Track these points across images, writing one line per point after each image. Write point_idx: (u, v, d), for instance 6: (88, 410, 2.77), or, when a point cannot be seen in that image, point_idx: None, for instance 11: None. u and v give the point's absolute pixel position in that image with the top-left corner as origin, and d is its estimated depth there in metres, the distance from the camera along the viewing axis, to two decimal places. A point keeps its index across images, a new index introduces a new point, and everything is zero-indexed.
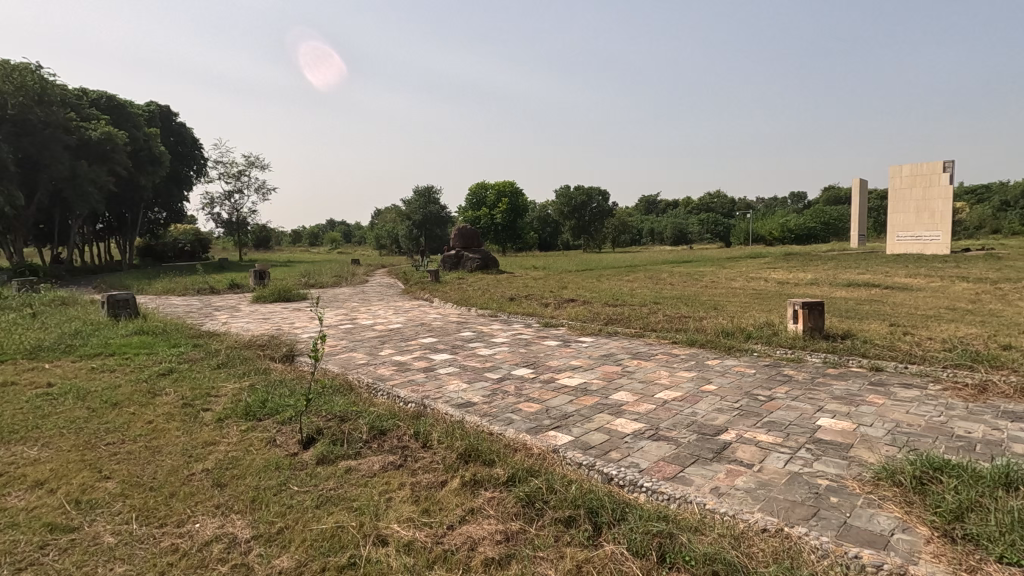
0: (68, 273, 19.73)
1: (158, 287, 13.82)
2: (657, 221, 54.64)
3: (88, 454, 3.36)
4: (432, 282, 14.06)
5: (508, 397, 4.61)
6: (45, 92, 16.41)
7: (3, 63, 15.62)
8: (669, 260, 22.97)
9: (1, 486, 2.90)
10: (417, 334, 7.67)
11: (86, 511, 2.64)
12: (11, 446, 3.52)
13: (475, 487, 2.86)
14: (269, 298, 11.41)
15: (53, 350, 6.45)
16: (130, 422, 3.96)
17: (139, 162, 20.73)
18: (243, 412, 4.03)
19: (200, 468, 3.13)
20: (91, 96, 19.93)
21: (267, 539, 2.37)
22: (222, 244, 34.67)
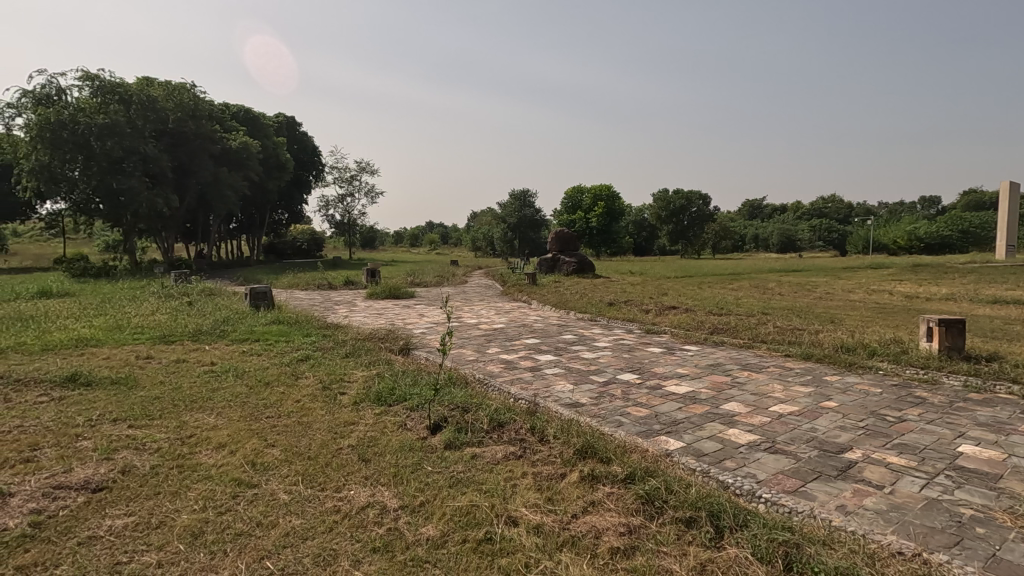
0: (209, 266, 22.25)
1: (285, 282, 15.30)
2: (762, 227, 51.61)
3: (254, 424, 3.91)
4: (530, 285, 14.36)
5: (616, 400, 4.70)
6: (197, 107, 18.78)
7: (167, 84, 18.13)
8: (775, 268, 21.64)
9: (193, 445, 3.46)
10: (521, 334, 7.94)
11: (260, 472, 3.09)
12: (194, 413, 4.17)
13: (593, 481, 3.00)
14: (381, 295, 12.27)
15: (211, 333, 7.45)
16: (282, 400, 4.53)
17: (268, 168, 22.96)
18: (375, 397, 4.46)
19: (346, 444, 3.53)
20: (232, 110, 22.47)
21: (412, 510, 2.67)
22: (334, 244, 37.50)
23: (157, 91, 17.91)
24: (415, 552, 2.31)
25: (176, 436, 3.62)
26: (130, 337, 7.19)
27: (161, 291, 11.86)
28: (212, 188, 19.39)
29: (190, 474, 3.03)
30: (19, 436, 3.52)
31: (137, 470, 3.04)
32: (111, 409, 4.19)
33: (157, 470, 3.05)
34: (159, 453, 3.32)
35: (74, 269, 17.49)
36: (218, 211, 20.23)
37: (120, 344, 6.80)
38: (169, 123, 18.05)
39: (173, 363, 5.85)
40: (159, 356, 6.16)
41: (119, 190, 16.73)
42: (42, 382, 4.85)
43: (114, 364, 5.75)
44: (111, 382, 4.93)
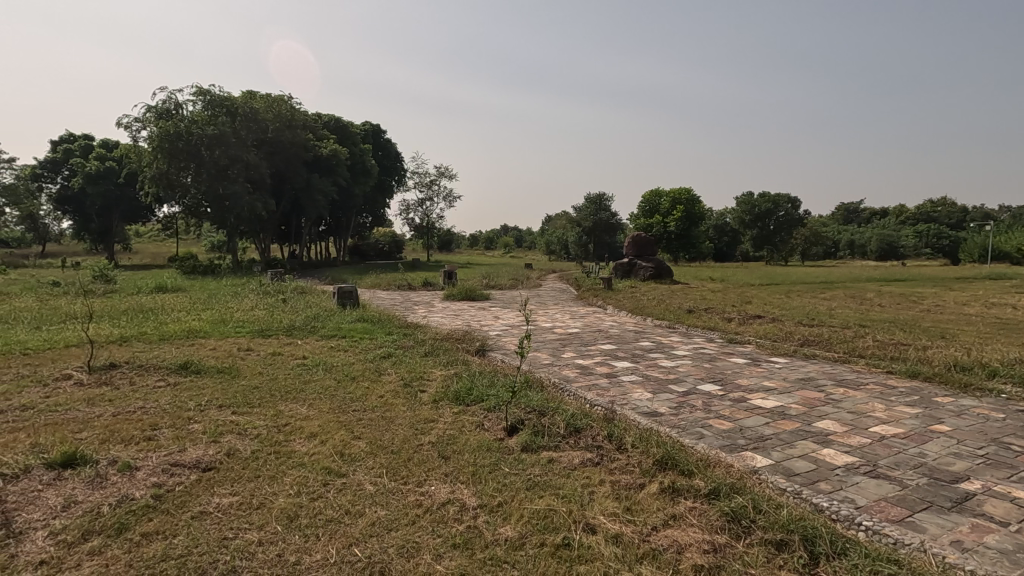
0: (300, 266, 23.69)
1: (368, 282, 16.04)
2: (859, 233, 47.87)
3: (341, 417, 4.12)
4: (605, 289, 14.16)
5: (697, 411, 4.53)
6: (293, 117, 20.11)
7: (268, 97, 19.56)
8: (873, 277, 19.95)
9: (288, 433, 3.70)
10: (596, 340, 7.84)
11: (348, 462, 3.25)
12: (288, 403, 4.46)
13: (674, 494, 2.91)
14: (457, 297, 12.55)
15: (303, 329, 7.95)
16: (366, 394, 4.75)
17: (355, 174, 24.14)
18: (454, 396, 4.57)
19: (427, 440, 3.64)
20: (324, 119, 23.87)
21: (490, 509, 2.71)
22: (414, 246, 38.86)
23: (259, 103, 19.37)
24: (494, 552, 2.34)
25: (273, 424, 3.89)
26: (233, 330, 7.83)
27: (259, 288, 12.78)
28: (304, 193, 20.64)
29: (286, 460, 3.24)
30: (142, 416, 3.93)
31: (239, 453, 3.29)
32: (218, 395, 4.57)
33: (257, 455, 3.29)
34: (259, 439, 3.58)
35: (185, 267, 19.24)
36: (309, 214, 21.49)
37: (224, 336, 7.41)
38: (268, 133, 19.46)
39: (270, 355, 6.29)
40: (257, 348, 6.65)
41: (224, 195, 18.23)
42: (161, 369, 5.37)
43: (219, 355, 6.28)
44: (217, 371, 5.38)
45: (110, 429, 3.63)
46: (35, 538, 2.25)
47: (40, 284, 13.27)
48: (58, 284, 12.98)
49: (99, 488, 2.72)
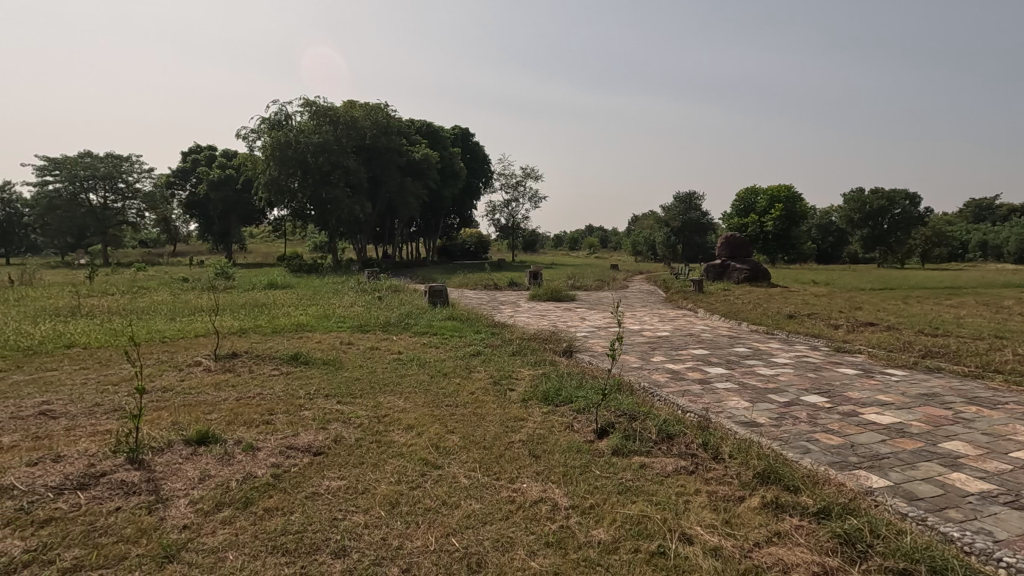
0: (393, 265, 24.83)
1: (456, 281, 16.52)
2: (993, 233, 42.43)
3: (435, 411, 4.28)
4: (696, 292, 13.63)
5: (800, 423, 4.24)
6: (389, 124, 21.11)
7: (367, 106, 20.67)
8: (1012, 283, 17.59)
9: (388, 424, 3.91)
10: (687, 344, 7.55)
11: (442, 455, 3.38)
12: (386, 396, 4.70)
13: (777, 510, 2.75)
14: (542, 297, 12.60)
15: (397, 325, 8.36)
16: (458, 390, 4.91)
17: (445, 176, 24.88)
18: (543, 396, 4.61)
19: (517, 438, 3.69)
20: (417, 125, 24.82)
21: (582, 511, 2.70)
22: (499, 246, 39.48)
23: (358, 111, 20.53)
24: (588, 553, 2.34)
25: (373, 415, 4.12)
26: (336, 325, 8.39)
27: (357, 286, 13.58)
28: (398, 196, 21.59)
29: (385, 449, 3.42)
30: (260, 402, 4.31)
31: (345, 440, 3.52)
32: (325, 385, 4.93)
33: (360, 442, 3.50)
34: (361, 428, 3.81)
35: (293, 265, 20.83)
36: (402, 216, 22.44)
37: (328, 330, 7.97)
38: (366, 140, 20.60)
39: (368, 350, 6.66)
40: (357, 343, 7.07)
41: (328, 199, 19.52)
42: (275, 359, 5.86)
43: (325, 347, 6.76)
44: (323, 363, 5.79)
45: (235, 411, 4.02)
46: (179, 505, 2.55)
47: (174, 280, 14.89)
48: (188, 280, 14.53)
49: (228, 464, 3.02)
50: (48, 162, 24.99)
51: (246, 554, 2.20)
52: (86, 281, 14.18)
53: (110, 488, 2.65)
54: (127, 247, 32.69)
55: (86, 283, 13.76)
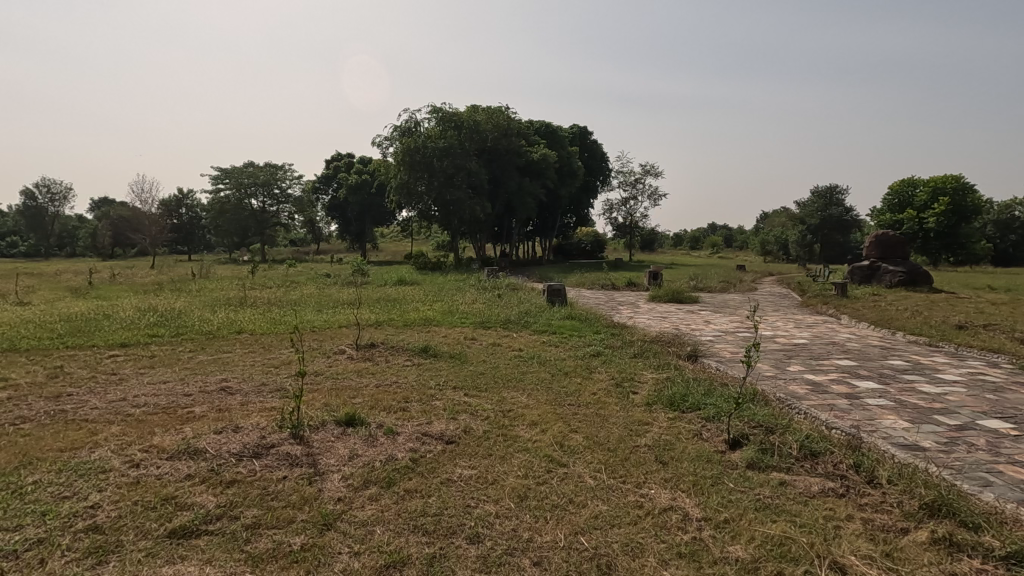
0: (510, 264, 25.35)
1: (574, 280, 16.49)
2: None
3: (558, 409, 4.32)
4: (839, 296, 12.33)
5: (978, 452, 3.65)
6: (510, 126, 21.54)
7: (489, 109, 21.30)
8: None
9: (512, 419, 4.01)
10: (830, 354, 6.85)
11: (567, 453, 3.40)
12: (510, 391, 4.83)
13: (951, 548, 2.41)
14: (663, 298, 12.15)
15: (518, 323, 8.55)
16: (580, 390, 4.90)
17: (563, 175, 24.82)
18: (668, 401, 4.45)
19: (643, 442, 3.61)
20: (536, 126, 25.06)
21: (716, 524, 2.58)
22: (616, 245, 38.74)
23: (481, 115, 21.23)
24: (723, 570, 2.22)
25: (498, 409, 4.25)
26: (460, 320, 8.78)
27: (479, 283, 14.11)
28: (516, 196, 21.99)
29: (512, 443, 3.52)
30: (396, 390, 4.66)
31: (474, 431, 3.68)
32: (453, 377, 5.20)
33: (487, 435, 3.63)
34: (488, 420, 3.95)
35: (420, 262, 22.11)
36: (520, 216, 22.81)
37: (453, 325, 8.37)
38: (488, 142, 21.24)
39: (491, 346, 6.89)
40: (480, 338, 7.36)
41: (451, 200, 20.47)
42: (408, 351, 6.27)
43: (451, 342, 7.12)
44: (450, 356, 6.10)
45: (376, 397, 4.39)
46: (334, 479, 2.84)
47: (318, 275, 16.49)
48: (330, 275, 16.02)
49: (372, 446, 3.29)
50: (221, 172, 28.93)
51: (391, 530, 2.39)
52: (250, 275, 16.19)
53: (279, 459, 3.01)
54: (280, 245, 36.90)
55: (249, 278, 15.71)
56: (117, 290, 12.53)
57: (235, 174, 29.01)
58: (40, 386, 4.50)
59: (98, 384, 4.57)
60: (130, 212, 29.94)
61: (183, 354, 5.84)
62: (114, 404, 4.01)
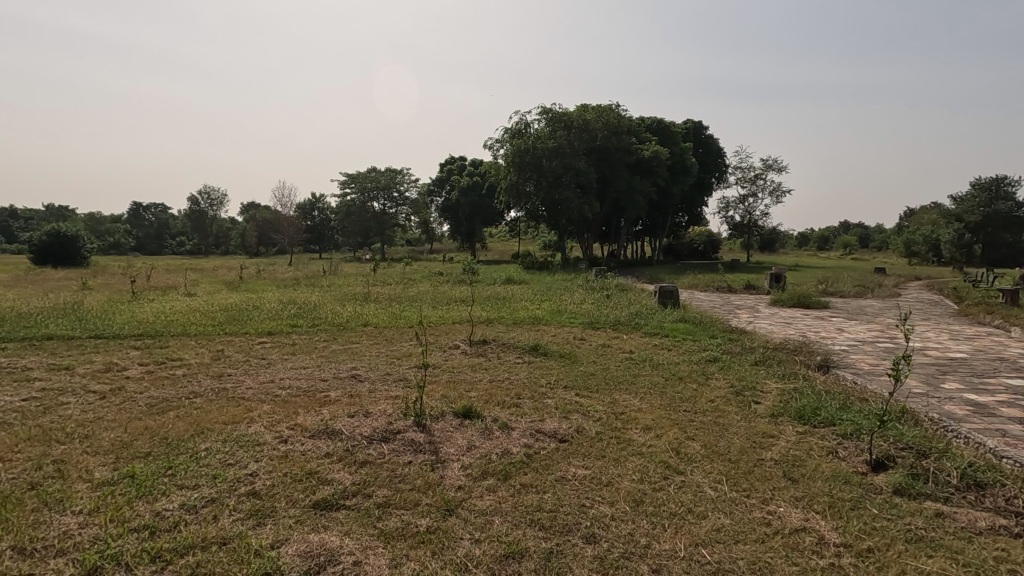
0: (617, 264, 24.82)
1: (686, 282, 15.82)
2: None
3: (673, 414, 4.17)
4: (1006, 305, 10.63)
5: None
6: (620, 124, 21.11)
7: (599, 108, 21.04)
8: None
9: (624, 422, 3.93)
10: (997, 372, 5.92)
11: (685, 460, 3.26)
12: (622, 393, 4.74)
13: None
14: (787, 302, 11.25)
15: (628, 324, 8.38)
16: (696, 396, 4.69)
17: (675, 173, 23.76)
18: (796, 413, 4.11)
19: (769, 455, 3.37)
20: (647, 122, 24.29)
21: (858, 553, 2.34)
22: (732, 245, 36.51)
23: (591, 114, 21.02)
24: None
25: (611, 410, 4.20)
26: (568, 320, 8.80)
27: (587, 284, 14.00)
28: (625, 195, 21.49)
29: (625, 446, 3.45)
30: (510, 386, 4.78)
31: (586, 432, 3.66)
32: (563, 376, 5.22)
33: (600, 436, 3.60)
34: (600, 422, 3.91)
35: (527, 262, 22.43)
36: (629, 215, 22.25)
37: (561, 325, 8.41)
38: (597, 141, 20.97)
39: (600, 347, 6.81)
40: (590, 339, 7.32)
41: (559, 200, 20.53)
42: (518, 348, 6.40)
43: (561, 341, 7.16)
44: (560, 355, 6.14)
45: (490, 392, 4.54)
46: (454, 467, 2.97)
47: (432, 274, 17.34)
48: (443, 274, 16.79)
49: (489, 438, 3.41)
50: (348, 177, 31.45)
51: (509, 522, 2.45)
52: (372, 272, 17.44)
53: (404, 445, 3.21)
54: (398, 244, 39.27)
55: (372, 275, 16.94)
56: (262, 284, 14.10)
57: (360, 179, 31.39)
58: (207, 365, 5.20)
59: (251, 367, 5.19)
60: (273, 215, 33.52)
61: (319, 343, 6.45)
62: (266, 385, 4.54)
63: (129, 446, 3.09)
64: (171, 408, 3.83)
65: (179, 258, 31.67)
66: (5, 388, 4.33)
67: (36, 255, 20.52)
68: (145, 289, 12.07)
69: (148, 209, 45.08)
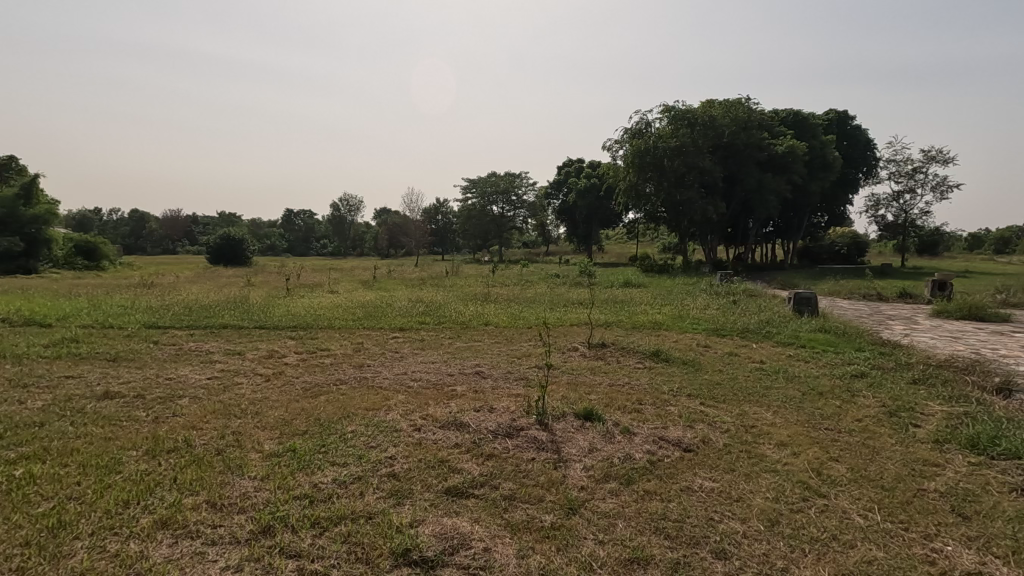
0: (745, 268, 23.15)
1: (824, 288, 14.38)
2: None
3: (812, 432, 3.83)
4: None
5: None
6: (750, 119, 19.74)
7: (726, 103, 19.90)
8: None
9: (756, 436, 3.68)
10: None
11: (828, 483, 2.99)
12: (752, 406, 4.44)
13: None
14: (954, 314, 9.78)
15: (757, 333, 7.82)
16: (840, 413, 4.27)
17: (813, 169, 21.59)
18: (967, 441, 3.58)
19: (932, 487, 2.97)
20: (782, 115, 22.46)
21: None
22: (880, 249, 32.49)
23: (717, 110, 19.93)
24: None
25: (740, 423, 3.96)
26: (691, 326, 8.42)
27: (710, 289, 13.29)
28: (755, 194, 19.99)
29: (757, 462, 3.24)
30: (630, 391, 4.71)
31: (713, 443, 3.49)
32: (687, 384, 5.01)
33: (729, 449, 3.42)
34: (729, 434, 3.71)
35: (646, 265, 21.79)
36: (760, 216, 20.64)
37: (683, 330, 8.08)
38: (724, 138, 19.80)
39: (727, 355, 6.44)
40: (715, 346, 6.96)
41: (681, 200, 19.74)
42: (638, 353, 6.27)
43: (683, 347, 6.89)
44: (683, 362, 5.90)
45: (611, 396, 4.51)
46: (576, 467, 3.01)
47: (549, 275, 17.53)
48: (559, 276, 16.89)
49: (610, 442, 3.39)
50: (470, 183, 32.86)
51: (633, 527, 2.42)
52: (490, 274, 18.10)
53: (527, 442, 3.30)
54: (516, 247, 40.17)
55: (490, 276, 17.57)
56: (393, 284, 15.20)
57: (480, 184, 32.65)
58: (350, 356, 5.74)
59: (386, 359, 5.65)
60: (402, 219, 36.02)
61: (446, 340, 6.83)
62: (400, 376, 4.92)
63: (290, 424, 3.52)
64: (323, 392, 4.30)
65: (322, 259, 35.24)
66: (195, 367, 5.14)
67: (211, 255, 23.98)
68: (296, 286, 13.59)
69: (298, 215, 50.72)
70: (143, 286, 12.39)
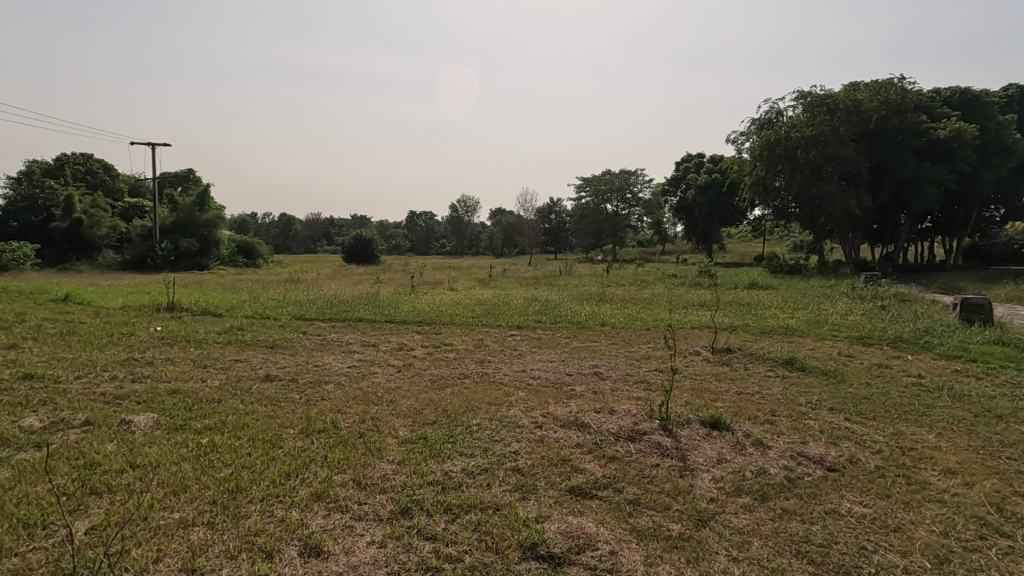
0: (894, 270, 20.50)
1: (999, 294, 12.32)
2: None
3: (989, 461, 3.30)
4: None
5: None
6: (904, 100, 17.41)
7: (874, 84, 17.76)
8: None
9: (916, 460, 3.25)
10: None
11: (1013, 522, 2.56)
12: (909, 426, 3.94)
13: None
14: None
15: (913, 343, 6.90)
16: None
17: (986, 154, 18.48)
18: None
19: None
20: (945, 94, 19.58)
21: None
22: None
23: (863, 92, 17.89)
24: None
25: (894, 443, 3.53)
26: (830, 332, 7.66)
27: (852, 292, 12.01)
28: (909, 186, 17.60)
29: (919, 489, 2.86)
30: (762, 400, 4.40)
31: (863, 464, 3.15)
32: (826, 396, 4.58)
33: (882, 472, 3.06)
34: (881, 455, 3.32)
35: (774, 265, 20.20)
36: (914, 210, 18.14)
37: (821, 337, 7.38)
38: (871, 123, 17.71)
39: (875, 366, 5.76)
40: (860, 356, 6.25)
41: (817, 194, 18.00)
42: (770, 360, 5.83)
43: (821, 356, 6.29)
44: (821, 372, 5.39)
45: (739, 404, 4.24)
46: (704, 477, 2.87)
47: (666, 275, 16.93)
48: (677, 276, 16.25)
49: (741, 454, 3.20)
50: (584, 181, 32.67)
51: (770, 547, 2.27)
52: (605, 273, 17.88)
53: (650, 447, 3.22)
54: (630, 246, 39.27)
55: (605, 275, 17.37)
56: (509, 282, 15.61)
57: (595, 182, 32.31)
58: (472, 352, 5.97)
59: (506, 356, 5.80)
60: (516, 219, 36.75)
61: (563, 339, 6.86)
62: (519, 373, 5.02)
63: (421, 413, 3.75)
64: (448, 385, 4.53)
65: (442, 257, 37.08)
66: (337, 356, 5.67)
67: (347, 254, 26.26)
68: (421, 284, 14.42)
69: (421, 216, 53.91)
70: (292, 281, 13.88)
